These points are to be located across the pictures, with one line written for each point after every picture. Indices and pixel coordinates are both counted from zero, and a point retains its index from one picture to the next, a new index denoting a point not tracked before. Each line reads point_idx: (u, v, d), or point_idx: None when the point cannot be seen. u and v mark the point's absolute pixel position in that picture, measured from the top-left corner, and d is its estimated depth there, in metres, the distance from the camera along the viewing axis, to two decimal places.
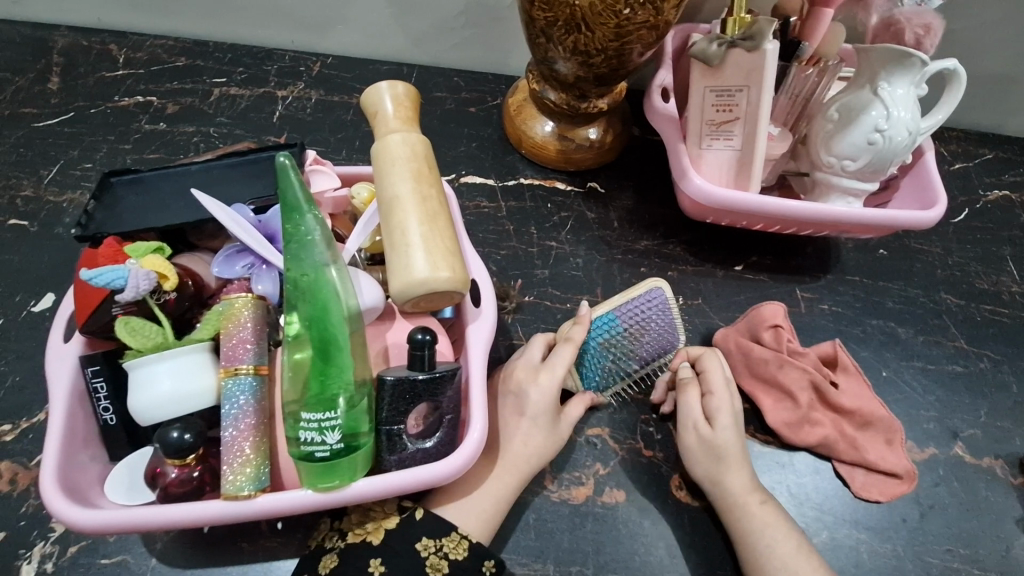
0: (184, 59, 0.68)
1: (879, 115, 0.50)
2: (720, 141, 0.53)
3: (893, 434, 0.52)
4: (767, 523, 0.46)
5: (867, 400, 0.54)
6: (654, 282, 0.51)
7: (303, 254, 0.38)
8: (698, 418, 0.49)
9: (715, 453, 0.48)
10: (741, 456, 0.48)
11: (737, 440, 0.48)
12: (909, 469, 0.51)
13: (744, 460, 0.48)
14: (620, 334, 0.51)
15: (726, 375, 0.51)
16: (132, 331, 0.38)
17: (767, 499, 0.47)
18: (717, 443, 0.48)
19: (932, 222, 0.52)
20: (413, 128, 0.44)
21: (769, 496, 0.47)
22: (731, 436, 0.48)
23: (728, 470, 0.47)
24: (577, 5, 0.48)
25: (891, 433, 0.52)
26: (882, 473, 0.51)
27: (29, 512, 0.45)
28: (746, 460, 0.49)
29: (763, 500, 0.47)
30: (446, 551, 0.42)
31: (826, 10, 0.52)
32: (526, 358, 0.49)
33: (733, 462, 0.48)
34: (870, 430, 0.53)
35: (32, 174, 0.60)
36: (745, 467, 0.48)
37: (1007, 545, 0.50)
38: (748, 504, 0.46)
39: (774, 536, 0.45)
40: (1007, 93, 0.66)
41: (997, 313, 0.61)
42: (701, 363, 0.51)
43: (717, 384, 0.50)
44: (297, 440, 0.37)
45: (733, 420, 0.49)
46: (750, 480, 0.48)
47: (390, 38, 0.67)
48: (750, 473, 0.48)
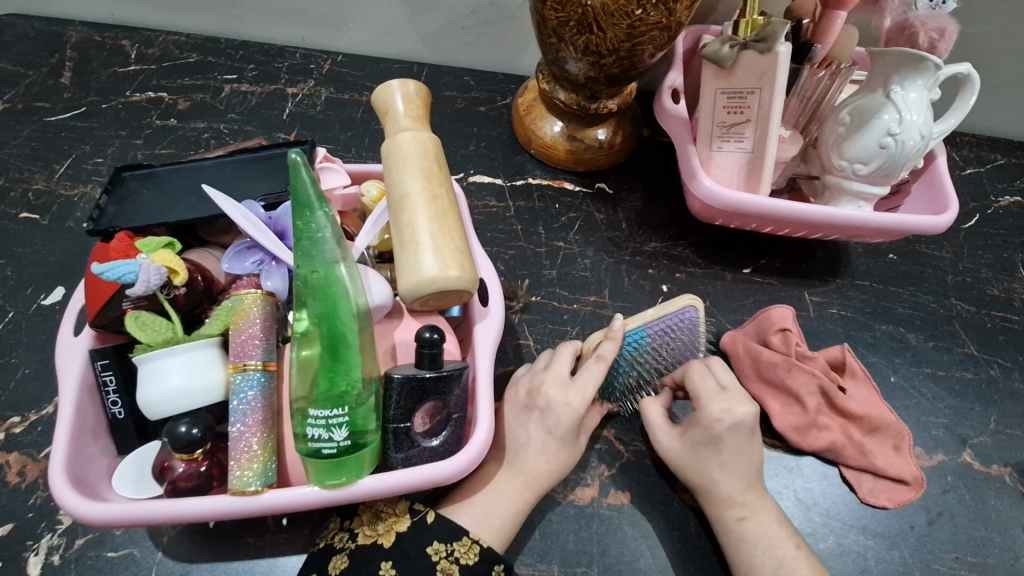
0: (195, 55, 0.68)
1: (891, 119, 0.50)
2: (731, 143, 0.53)
3: (902, 441, 0.52)
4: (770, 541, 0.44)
5: (876, 407, 0.53)
6: (690, 300, 0.49)
7: (314, 251, 0.38)
8: (665, 431, 0.48)
9: (680, 463, 0.47)
10: (717, 471, 0.46)
11: (709, 456, 0.46)
12: (918, 475, 0.51)
13: (725, 473, 0.46)
14: (649, 349, 0.50)
15: (715, 386, 0.48)
16: (142, 325, 0.39)
17: (751, 513, 0.45)
18: (689, 455, 0.47)
19: (943, 228, 0.52)
20: (423, 127, 0.44)
21: (755, 510, 0.46)
22: (698, 451, 0.47)
23: (709, 485, 0.46)
24: (589, 5, 0.48)
25: (899, 439, 0.52)
26: (890, 480, 0.51)
27: (37, 504, 0.45)
28: (734, 473, 0.46)
29: (740, 517, 0.45)
30: (457, 556, 0.42)
31: (838, 13, 0.52)
32: (554, 372, 0.48)
33: (702, 474, 0.47)
34: (878, 435, 0.52)
35: (45, 168, 0.60)
36: (719, 481, 0.46)
37: (1015, 554, 0.50)
38: (723, 520, 0.45)
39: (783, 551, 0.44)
40: (1019, 100, 0.66)
41: (1008, 320, 0.60)
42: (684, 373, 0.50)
43: (694, 393, 0.48)
44: (305, 436, 0.37)
45: (708, 434, 0.46)
46: (728, 495, 0.46)
47: (401, 36, 0.68)
48: (737, 486, 0.46)
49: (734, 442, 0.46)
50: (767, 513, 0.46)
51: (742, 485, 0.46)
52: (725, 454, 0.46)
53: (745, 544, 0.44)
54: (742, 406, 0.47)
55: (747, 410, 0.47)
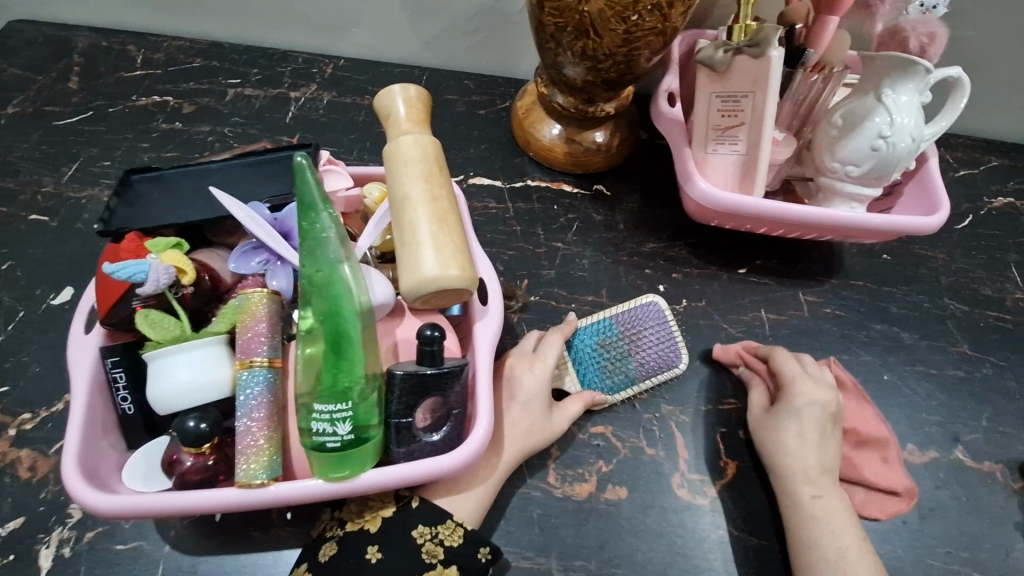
0: (201, 60, 0.69)
1: (883, 122, 0.51)
2: (725, 145, 0.54)
3: (888, 452, 0.53)
4: (813, 515, 0.46)
5: (869, 421, 0.54)
6: (650, 296, 0.56)
7: (318, 252, 0.39)
8: (757, 406, 0.52)
9: (762, 435, 0.51)
10: (794, 444, 0.49)
11: (789, 429, 0.50)
12: (910, 488, 0.51)
13: (802, 446, 0.49)
14: (617, 336, 0.54)
15: (801, 370, 0.52)
16: (152, 323, 0.40)
17: (824, 494, 0.47)
18: (767, 429, 0.51)
19: (934, 228, 0.53)
20: (424, 130, 0.45)
21: (830, 493, 0.47)
22: (781, 424, 0.50)
23: (782, 459, 0.49)
24: (586, 11, 0.49)
25: (887, 451, 0.53)
26: (883, 491, 0.51)
27: (48, 497, 0.46)
28: (810, 451, 0.49)
29: (814, 495, 0.47)
30: (442, 538, 0.43)
31: (831, 18, 0.53)
32: (518, 349, 0.52)
33: (780, 445, 0.49)
34: (866, 448, 0.53)
35: (54, 171, 0.62)
36: (796, 453, 0.48)
37: (1007, 549, 0.50)
38: (797, 495, 0.47)
39: (823, 528, 0.46)
40: (1011, 102, 0.67)
41: (1001, 319, 0.61)
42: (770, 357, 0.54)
43: (781, 372, 0.52)
44: (309, 431, 0.38)
45: (788, 406, 0.50)
46: (801, 470, 0.48)
47: (402, 41, 0.69)
48: (810, 464, 0.48)
49: (814, 418, 0.50)
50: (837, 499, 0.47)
51: (817, 465, 0.48)
52: (804, 427, 0.49)
53: (813, 520, 0.46)
54: (824, 391, 0.51)
55: (829, 395, 0.51)
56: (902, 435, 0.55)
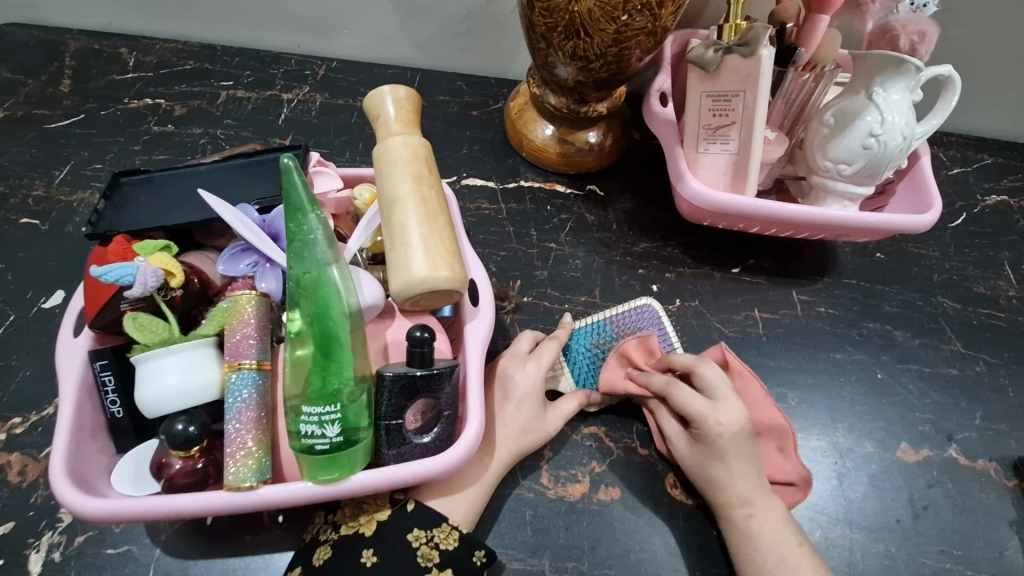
0: (192, 62, 0.69)
1: (874, 120, 0.51)
2: (717, 145, 0.54)
3: (784, 441, 0.51)
4: (751, 534, 0.45)
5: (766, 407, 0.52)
6: (646, 298, 0.56)
7: (305, 253, 0.39)
8: (676, 437, 0.49)
9: (691, 470, 0.48)
10: (723, 476, 0.47)
11: (715, 467, 0.47)
12: (806, 476, 0.49)
13: (733, 479, 0.47)
14: (611, 337, 0.54)
15: (706, 397, 0.49)
16: (139, 326, 0.40)
17: (757, 510, 0.46)
18: (696, 464, 0.48)
19: (926, 226, 0.53)
20: (413, 130, 0.45)
21: (763, 508, 0.46)
22: (705, 462, 0.48)
23: (716, 491, 0.47)
24: (576, 11, 0.49)
25: (784, 440, 0.51)
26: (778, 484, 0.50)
27: (38, 502, 0.46)
28: (738, 480, 0.47)
29: (748, 514, 0.46)
30: (437, 541, 0.43)
31: (822, 17, 0.53)
32: (512, 349, 0.52)
33: (709, 479, 0.47)
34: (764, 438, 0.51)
35: (44, 174, 0.61)
36: (727, 483, 0.47)
37: (1000, 548, 0.50)
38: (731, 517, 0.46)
39: (761, 545, 0.45)
40: (1004, 100, 0.67)
41: (994, 317, 0.61)
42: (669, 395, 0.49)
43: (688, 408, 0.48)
44: (298, 433, 0.38)
45: (711, 443, 0.47)
46: (731, 497, 0.47)
47: (395, 42, 0.69)
48: (744, 489, 0.47)
49: (739, 449, 0.47)
50: (772, 509, 0.46)
51: (749, 487, 0.47)
52: (730, 460, 0.47)
53: (750, 539, 0.45)
54: (737, 415, 0.48)
55: (745, 418, 0.48)
56: (895, 434, 0.55)
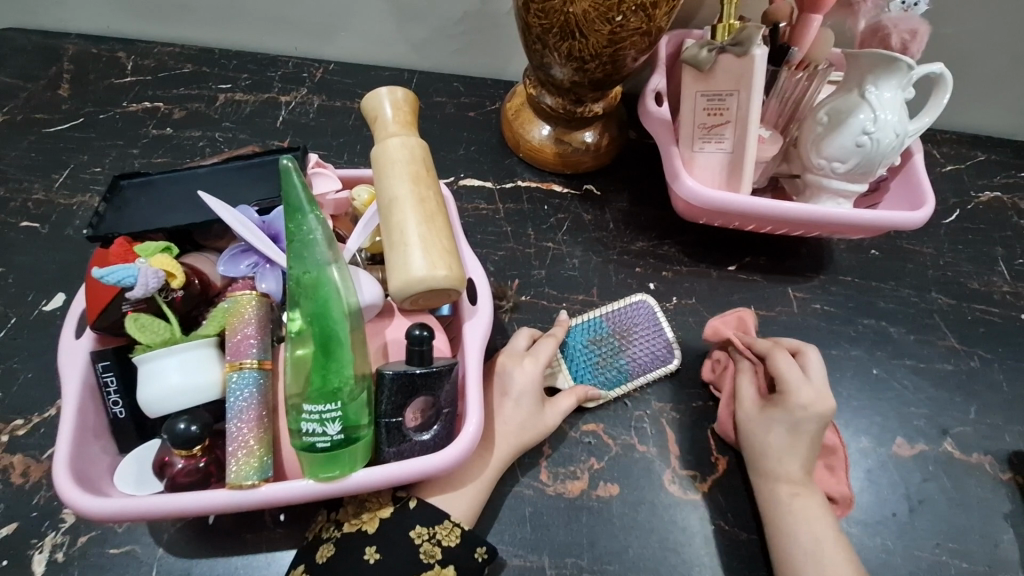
0: (190, 66, 0.70)
1: (867, 118, 0.51)
2: (711, 144, 0.54)
3: (834, 459, 0.52)
4: (793, 512, 0.46)
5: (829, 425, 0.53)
6: (641, 295, 0.56)
7: (305, 253, 0.40)
8: (748, 399, 0.51)
9: (749, 435, 0.49)
10: (783, 450, 0.48)
11: (779, 439, 0.48)
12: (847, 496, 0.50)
13: (792, 452, 0.48)
14: (608, 334, 0.55)
15: (804, 378, 0.49)
16: (142, 327, 0.40)
17: (803, 491, 0.47)
18: (758, 427, 0.49)
19: (919, 223, 0.53)
20: (411, 132, 0.45)
21: (809, 491, 0.47)
22: (771, 427, 0.49)
23: (767, 462, 0.48)
24: (571, 12, 0.49)
25: (832, 459, 0.51)
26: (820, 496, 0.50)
27: (41, 503, 0.46)
28: (798, 457, 0.48)
29: (794, 493, 0.47)
30: (439, 538, 0.44)
31: (814, 16, 0.54)
32: (511, 347, 0.52)
33: (767, 448, 0.48)
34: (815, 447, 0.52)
35: (44, 178, 0.62)
36: (785, 458, 0.48)
37: (995, 541, 0.51)
38: (776, 492, 0.47)
39: (801, 525, 0.45)
40: (996, 98, 0.68)
41: (988, 312, 0.62)
42: (769, 362, 0.51)
43: (783, 378, 0.49)
44: (299, 431, 0.38)
45: (789, 413, 0.48)
46: (786, 470, 0.48)
47: (392, 44, 0.69)
48: (796, 469, 0.48)
49: (810, 428, 0.48)
50: (816, 494, 0.47)
51: (802, 468, 0.48)
52: (797, 435, 0.48)
53: (791, 516, 0.46)
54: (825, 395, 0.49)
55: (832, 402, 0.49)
56: (891, 429, 0.56)
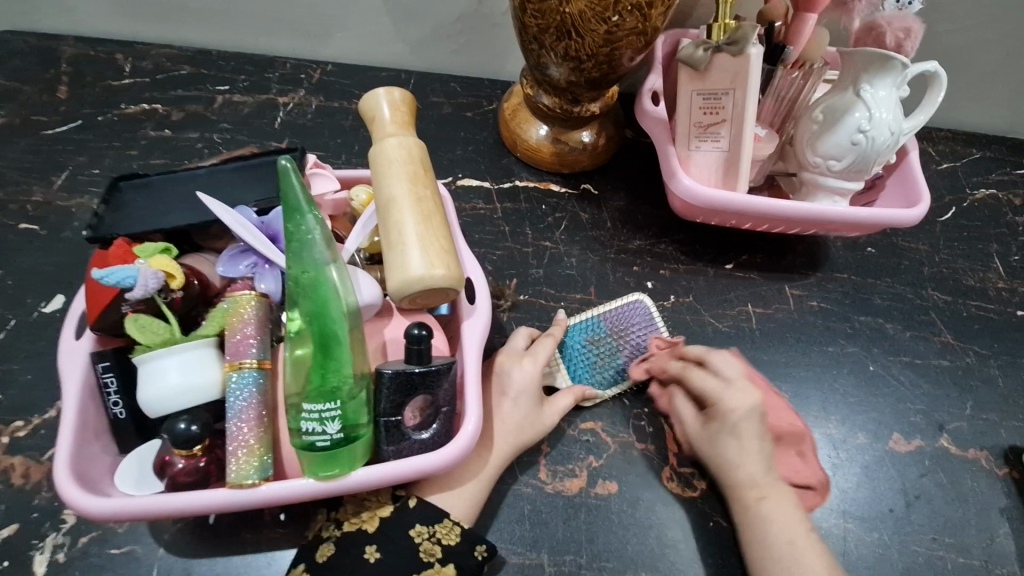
0: (188, 67, 0.70)
1: (862, 116, 0.52)
2: (708, 142, 0.55)
3: (803, 445, 0.51)
4: (763, 515, 0.46)
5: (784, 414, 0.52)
6: (636, 295, 0.56)
7: (303, 253, 0.40)
8: (690, 418, 0.51)
9: (704, 450, 0.49)
10: (735, 456, 0.48)
11: (729, 446, 0.48)
12: (822, 480, 0.50)
13: (743, 460, 0.48)
14: (606, 334, 0.55)
15: (721, 380, 0.50)
16: (141, 328, 0.40)
17: (769, 493, 0.47)
18: (708, 442, 0.49)
19: (913, 221, 0.54)
20: (408, 132, 0.46)
21: (775, 492, 0.47)
22: (717, 438, 0.49)
23: (729, 470, 0.48)
24: (567, 12, 0.50)
25: (803, 445, 0.51)
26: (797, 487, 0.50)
27: (42, 504, 0.47)
28: (753, 460, 0.48)
29: (759, 496, 0.46)
30: (439, 537, 0.44)
31: (810, 15, 0.53)
32: (510, 346, 0.52)
33: (722, 458, 0.48)
34: (782, 444, 0.51)
35: (42, 180, 0.62)
36: (739, 463, 0.48)
37: (991, 535, 0.51)
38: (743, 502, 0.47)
39: (770, 528, 0.45)
40: (991, 95, 0.68)
41: (983, 308, 0.62)
42: (685, 381, 0.51)
43: (702, 392, 0.50)
44: (299, 431, 0.38)
45: (725, 423, 0.48)
46: (742, 476, 0.47)
47: (388, 45, 0.69)
48: (757, 470, 0.47)
49: (751, 427, 0.48)
50: (784, 496, 0.47)
51: (762, 469, 0.47)
52: (744, 438, 0.48)
53: (761, 520, 0.46)
54: (749, 396, 0.49)
55: (757, 400, 0.49)
56: (887, 425, 0.56)
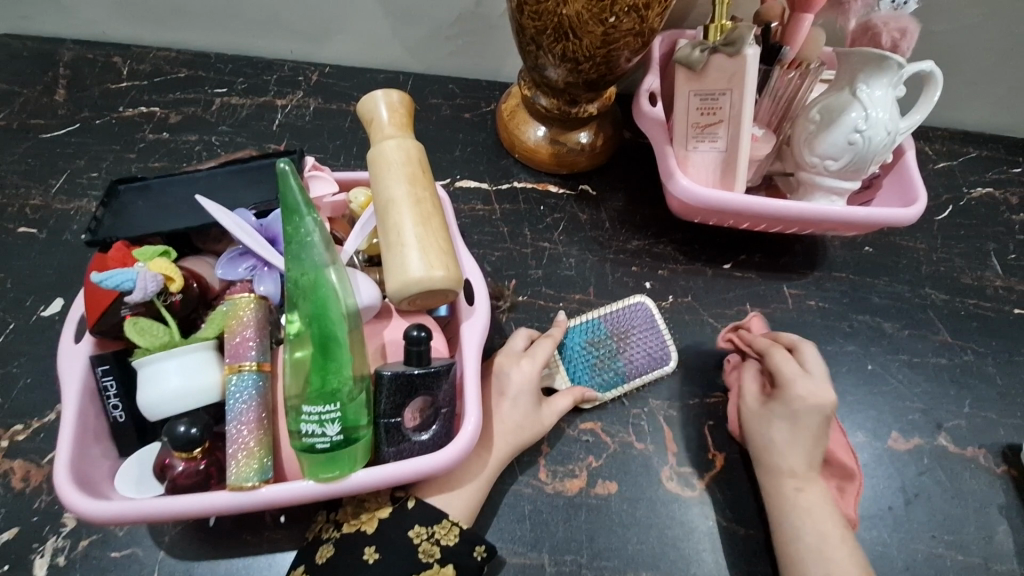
0: (186, 70, 0.70)
1: (859, 116, 0.52)
2: (705, 143, 0.55)
3: (849, 484, 0.50)
4: (800, 506, 0.47)
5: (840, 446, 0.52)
6: (639, 296, 0.56)
7: (303, 255, 0.40)
8: (750, 394, 0.51)
9: (751, 429, 0.50)
10: (785, 444, 0.48)
11: (781, 433, 0.49)
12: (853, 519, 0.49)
13: (792, 448, 0.48)
14: (606, 336, 0.55)
15: (804, 370, 0.50)
16: (140, 330, 0.40)
17: (807, 485, 0.47)
18: (759, 421, 0.50)
19: (911, 220, 0.54)
20: (406, 134, 0.46)
21: (813, 484, 0.48)
22: (773, 420, 0.49)
23: (771, 456, 0.49)
24: (564, 14, 0.50)
25: (847, 484, 0.50)
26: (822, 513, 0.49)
27: (42, 507, 0.47)
28: (801, 451, 0.48)
29: (797, 487, 0.47)
30: (438, 537, 0.44)
31: (805, 15, 0.54)
32: (509, 347, 0.52)
33: (768, 443, 0.49)
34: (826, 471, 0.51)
35: (41, 183, 0.62)
36: (787, 452, 0.48)
37: (990, 532, 0.52)
38: (781, 488, 0.47)
39: (806, 520, 0.46)
40: (987, 94, 0.68)
41: (981, 307, 0.62)
42: (767, 359, 0.52)
43: (779, 374, 0.50)
44: (299, 432, 0.38)
45: (788, 407, 0.49)
46: (786, 464, 0.48)
47: (386, 47, 0.69)
48: (800, 462, 0.48)
49: (810, 420, 0.48)
50: (820, 489, 0.48)
51: (806, 462, 0.48)
52: (799, 429, 0.48)
53: (795, 510, 0.46)
54: (825, 392, 0.50)
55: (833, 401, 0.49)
56: (886, 423, 0.56)
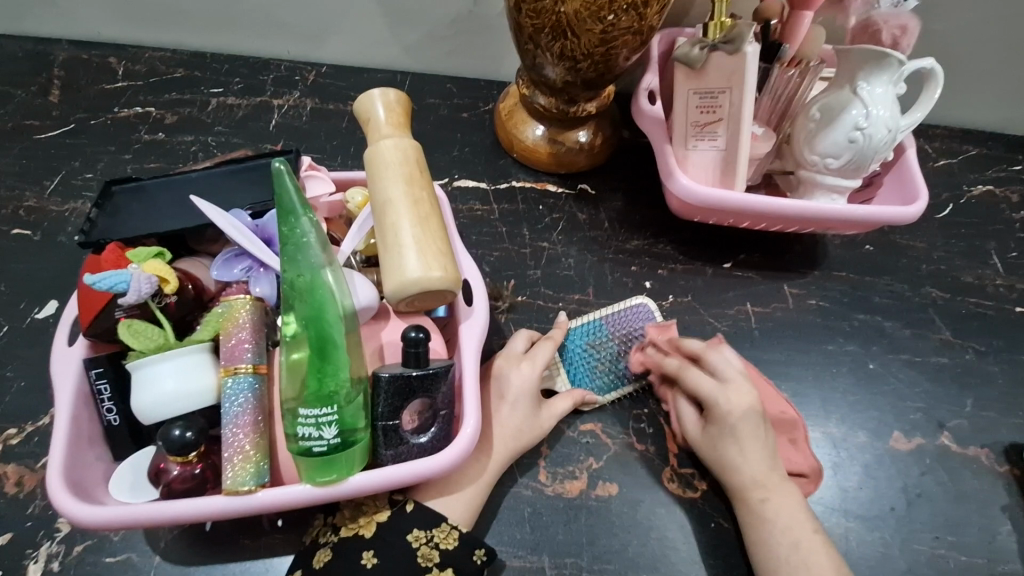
0: (182, 71, 0.69)
1: (859, 114, 0.52)
2: (705, 141, 0.54)
3: (796, 432, 0.52)
4: (765, 516, 0.46)
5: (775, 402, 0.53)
6: (642, 297, 0.56)
7: (299, 256, 0.39)
8: (691, 421, 0.50)
9: (705, 452, 0.49)
10: (737, 458, 0.47)
11: (729, 449, 0.48)
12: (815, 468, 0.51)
13: (746, 462, 0.47)
14: (607, 337, 0.54)
15: (717, 381, 0.50)
16: (135, 333, 0.40)
17: (771, 493, 0.46)
18: (710, 446, 0.49)
19: (912, 218, 0.53)
20: (404, 133, 0.45)
21: (776, 492, 0.47)
22: (720, 441, 0.48)
23: (731, 473, 0.48)
24: (563, 12, 0.49)
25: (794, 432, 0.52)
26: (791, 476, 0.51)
27: (36, 512, 0.46)
28: (754, 460, 0.47)
29: (762, 497, 0.46)
30: (437, 541, 0.43)
31: (805, 13, 0.53)
32: (509, 348, 0.52)
33: (723, 462, 0.48)
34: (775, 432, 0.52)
35: (35, 185, 0.61)
36: (742, 467, 0.47)
37: (993, 533, 0.51)
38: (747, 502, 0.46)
39: (773, 527, 0.45)
40: (987, 92, 0.68)
41: (982, 306, 0.62)
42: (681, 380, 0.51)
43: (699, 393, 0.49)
44: (296, 436, 0.38)
45: (724, 426, 0.48)
46: (747, 479, 0.47)
47: (383, 46, 0.69)
48: (760, 470, 0.47)
49: (751, 429, 0.48)
50: (788, 493, 0.47)
51: (764, 469, 0.47)
52: (744, 441, 0.48)
53: (764, 521, 0.46)
54: (747, 397, 0.49)
55: (754, 400, 0.49)
56: (887, 423, 0.56)
